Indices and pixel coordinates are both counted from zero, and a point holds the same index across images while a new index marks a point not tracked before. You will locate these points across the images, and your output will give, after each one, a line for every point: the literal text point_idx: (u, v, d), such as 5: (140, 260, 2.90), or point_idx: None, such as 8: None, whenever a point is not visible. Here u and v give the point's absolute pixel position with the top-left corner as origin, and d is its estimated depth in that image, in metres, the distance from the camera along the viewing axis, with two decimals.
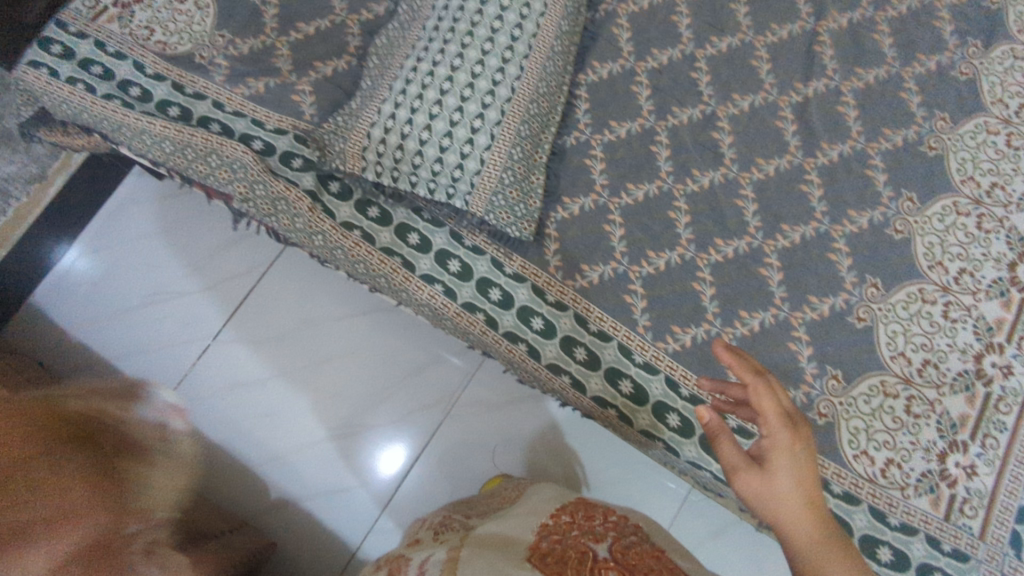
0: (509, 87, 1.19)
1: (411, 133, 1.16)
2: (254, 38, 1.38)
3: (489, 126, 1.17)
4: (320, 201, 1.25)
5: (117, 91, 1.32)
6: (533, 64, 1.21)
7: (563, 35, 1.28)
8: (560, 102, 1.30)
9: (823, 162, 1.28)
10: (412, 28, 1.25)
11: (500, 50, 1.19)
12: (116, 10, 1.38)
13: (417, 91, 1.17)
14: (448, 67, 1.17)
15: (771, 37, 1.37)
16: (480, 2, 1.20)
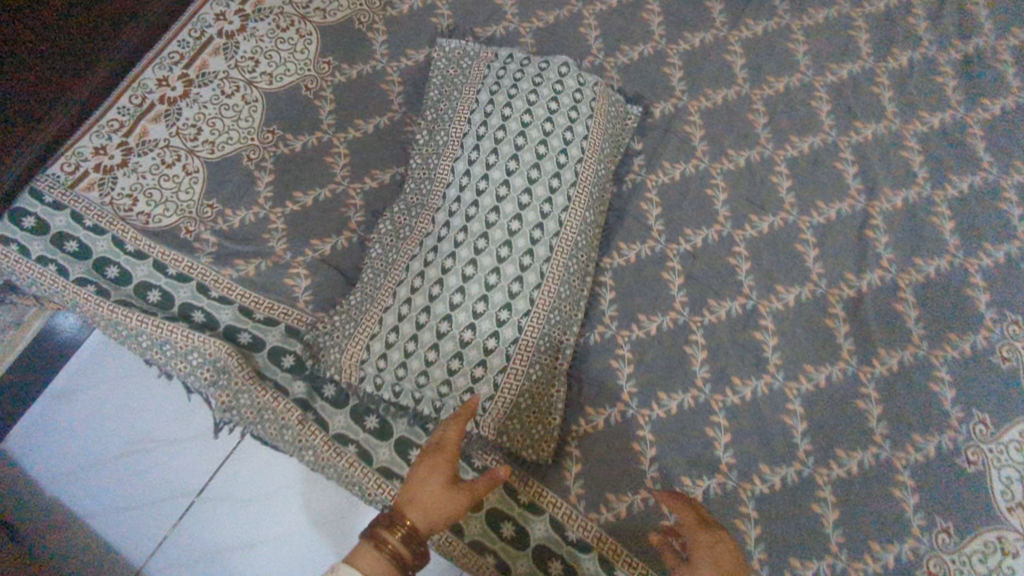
0: (528, 298, 1.05)
1: (416, 348, 1.01)
2: (245, 209, 1.25)
3: (504, 346, 1.02)
4: (311, 409, 1.12)
5: (92, 271, 1.19)
6: (555, 268, 1.08)
7: (588, 229, 1.15)
8: (582, 297, 1.16)
9: (880, 371, 1.13)
10: (421, 218, 1.12)
11: (518, 255, 1.05)
12: (98, 176, 1.27)
13: (428, 293, 1.03)
14: (462, 268, 1.04)
15: (818, 216, 1.24)
16: (497, 198, 1.07)
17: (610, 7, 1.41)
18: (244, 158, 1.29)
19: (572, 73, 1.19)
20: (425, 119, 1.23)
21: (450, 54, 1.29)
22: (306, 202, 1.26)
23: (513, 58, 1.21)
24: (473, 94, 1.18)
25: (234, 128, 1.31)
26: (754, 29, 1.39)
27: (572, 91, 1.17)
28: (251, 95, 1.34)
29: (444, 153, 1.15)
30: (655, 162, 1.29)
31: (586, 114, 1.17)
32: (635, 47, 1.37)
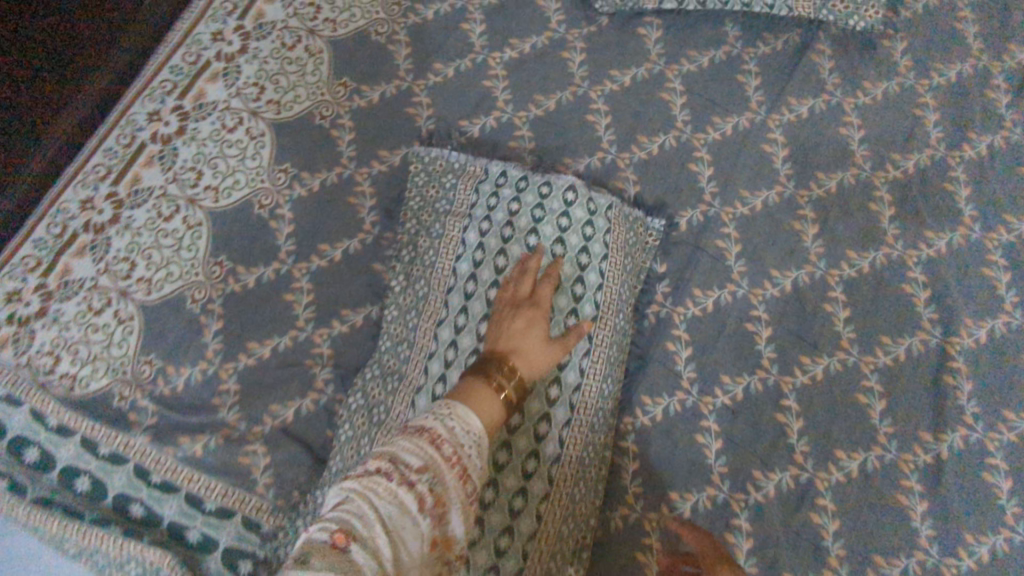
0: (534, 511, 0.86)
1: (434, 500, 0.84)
2: (191, 365, 1.04)
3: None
4: None
5: (7, 455, 0.96)
6: (566, 464, 0.90)
7: (608, 389, 0.96)
8: (601, 484, 0.97)
9: (971, 564, 0.91)
10: (399, 394, 0.92)
11: (521, 458, 0.89)
12: (11, 330, 1.04)
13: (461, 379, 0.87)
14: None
15: (884, 358, 1.03)
16: None
17: (623, 85, 1.17)
18: (186, 300, 1.07)
19: (577, 201, 0.99)
20: (401, 261, 1.02)
21: (430, 169, 1.08)
22: (263, 354, 1.05)
23: (507, 181, 1.02)
24: (459, 230, 1.00)
25: (173, 260, 1.08)
26: (799, 110, 1.15)
27: (580, 224, 0.97)
28: (194, 218, 1.10)
29: (427, 305, 0.96)
30: (683, 289, 1.07)
31: (601, 251, 0.96)
32: (654, 139, 1.14)
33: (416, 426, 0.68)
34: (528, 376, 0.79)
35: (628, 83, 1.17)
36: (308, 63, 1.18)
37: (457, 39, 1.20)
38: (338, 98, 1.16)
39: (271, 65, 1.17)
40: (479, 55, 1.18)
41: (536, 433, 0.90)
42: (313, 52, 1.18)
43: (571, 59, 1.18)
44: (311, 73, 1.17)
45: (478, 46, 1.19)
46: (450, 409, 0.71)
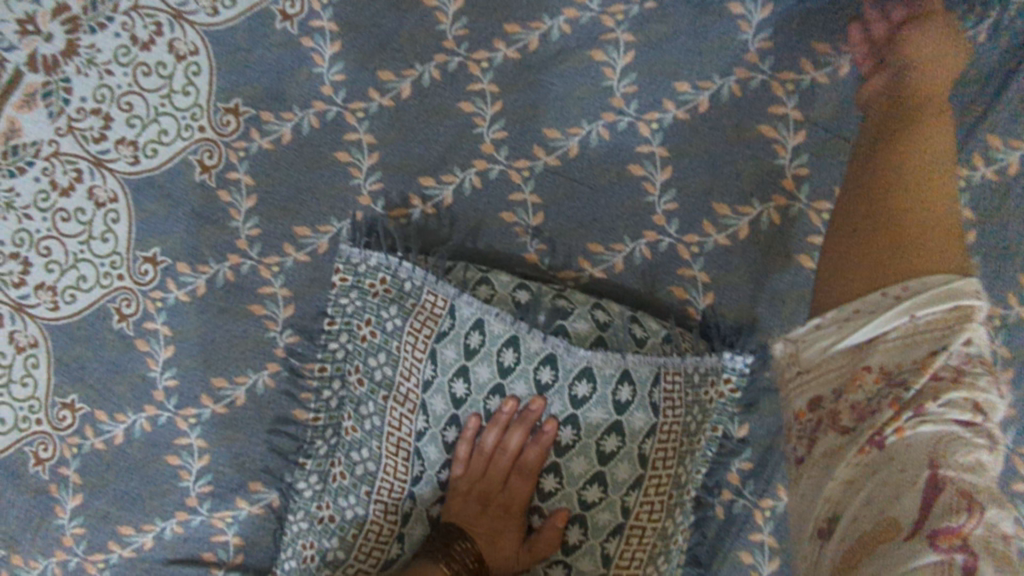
0: None
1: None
2: (45, 557, 0.74)
3: None
4: None
5: None
6: None
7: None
8: None
9: None
10: None
11: None
12: None
13: None
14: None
15: None
16: None
17: (698, 110, 0.67)
18: (28, 461, 0.74)
19: (596, 393, 0.59)
20: (316, 455, 0.65)
21: (367, 290, 0.64)
22: (143, 542, 0.73)
23: (484, 341, 0.60)
24: (406, 423, 0.61)
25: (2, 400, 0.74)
26: (1007, 160, 0.64)
27: (597, 432, 0.59)
28: (25, 335, 0.74)
29: (364, 543, 0.63)
30: (769, 471, 0.66)
31: (630, 476, 0.58)
32: (744, 211, 0.67)
33: None
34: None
35: (705, 105, 0.67)
36: (174, 74, 0.72)
37: (415, 23, 0.70)
38: (225, 134, 0.72)
39: (116, 78, 0.73)
40: (454, 56, 0.69)
41: None
42: (181, 53, 0.72)
43: (609, 63, 0.68)
44: (180, 91, 0.72)
45: (452, 38, 0.69)
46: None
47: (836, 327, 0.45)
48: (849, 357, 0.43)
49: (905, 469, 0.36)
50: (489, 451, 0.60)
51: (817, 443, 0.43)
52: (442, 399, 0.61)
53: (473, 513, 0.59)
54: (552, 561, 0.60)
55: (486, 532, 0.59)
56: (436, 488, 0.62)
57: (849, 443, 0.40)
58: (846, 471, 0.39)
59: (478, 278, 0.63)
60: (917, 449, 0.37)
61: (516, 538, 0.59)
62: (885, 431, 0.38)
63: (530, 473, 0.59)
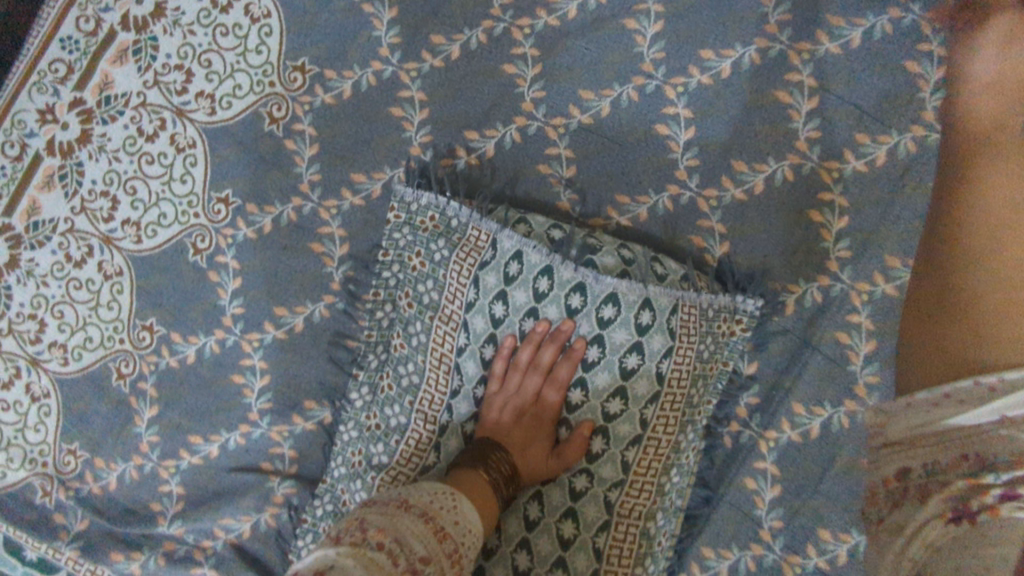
0: None
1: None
2: (125, 460, 0.84)
3: None
4: None
5: None
6: None
7: (652, 562, 0.68)
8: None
9: None
10: None
11: None
12: None
13: None
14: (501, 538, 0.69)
15: None
16: None
17: (721, 76, 0.74)
18: (112, 375, 0.84)
19: (620, 317, 0.67)
20: (367, 369, 0.75)
21: (417, 226, 0.72)
22: (209, 451, 0.83)
23: (522, 269, 0.68)
24: (451, 341, 0.71)
25: (90, 321, 0.84)
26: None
27: (620, 351, 0.67)
28: (112, 265, 0.84)
29: (408, 447, 0.71)
30: (773, 406, 0.73)
31: (649, 391, 0.66)
32: (759, 168, 0.73)
33: (419, 508, 0.55)
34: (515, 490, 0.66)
35: (727, 71, 0.73)
36: (249, 34, 0.81)
37: None
38: (293, 90, 0.81)
39: (198, 37, 0.82)
40: (500, 22, 0.77)
41: None
42: (255, 16, 0.81)
43: (641, 31, 0.74)
44: (254, 51, 0.81)
45: (498, 6, 0.77)
46: (452, 500, 0.58)
47: (924, 410, 0.47)
48: (942, 440, 0.45)
49: (998, 541, 0.38)
50: (523, 368, 0.67)
51: (899, 509, 0.46)
52: (483, 321, 0.69)
53: (508, 425, 0.67)
54: (576, 469, 0.68)
55: (518, 440, 0.66)
56: (472, 400, 0.70)
57: (925, 512, 0.43)
58: (933, 537, 0.42)
59: (517, 217, 0.72)
60: (1012, 532, 0.38)
61: (546, 446, 0.67)
62: (978, 509, 0.41)
63: (559, 386, 0.68)
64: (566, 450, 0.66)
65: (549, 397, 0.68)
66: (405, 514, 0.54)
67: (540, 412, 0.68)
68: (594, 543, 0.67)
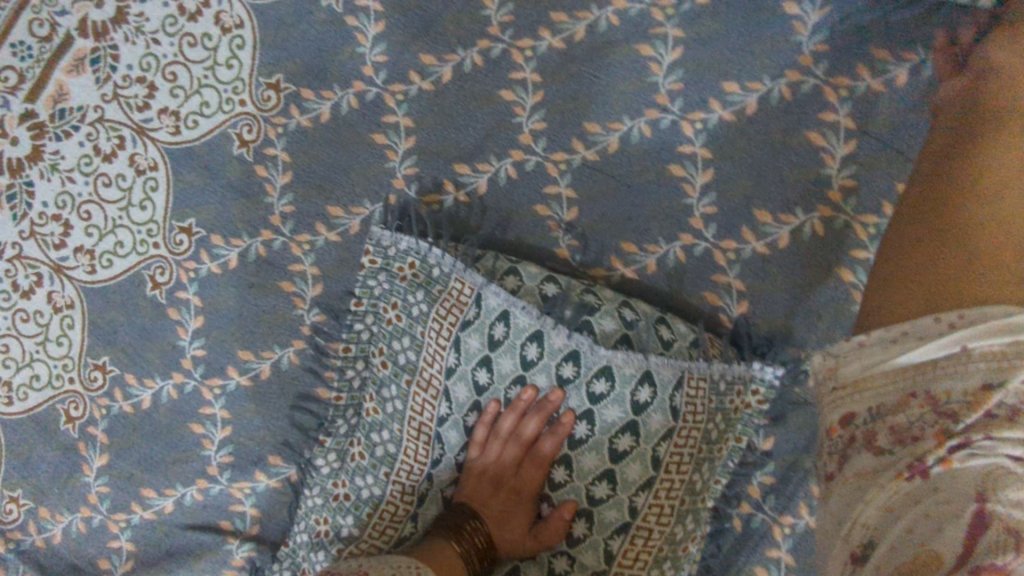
0: None
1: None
2: (71, 511, 0.76)
3: None
4: None
5: None
6: None
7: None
8: None
9: None
10: None
11: None
12: None
13: None
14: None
15: None
16: None
17: (746, 112, 0.65)
18: (59, 418, 0.76)
19: (615, 393, 0.58)
20: (336, 434, 0.66)
21: (395, 273, 0.64)
22: (163, 506, 0.75)
23: (508, 332, 0.59)
24: (425, 407, 0.62)
25: (37, 357, 0.76)
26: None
27: (612, 430, 0.58)
28: (63, 296, 0.76)
29: (376, 527, 0.62)
30: (792, 489, 0.64)
31: (643, 477, 0.57)
32: (786, 219, 0.64)
33: None
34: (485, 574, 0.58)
35: (753, 107, 0.65)
36: (218, 46, 0.73)
37: (461, 7, 0.69)
38: (265, 110, 0.72)
39: (162, 47, 0.73)
40: (497, 42, 0.68)
41: None
42: (226, 25, 0.72)
43: (656, 58, 0.66)
44: (223, 64, 0.73)
45: (497, 25, 0.68)
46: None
47: (882, 347, 0.40)
48: (894, 377, 0.38)
49: (946, 508, 0.32)
50: (506, 434, 0.59)
51: (846, 462, 0.39)
52: (463, 387, 0.61)
53: (484, 496, 0.60)
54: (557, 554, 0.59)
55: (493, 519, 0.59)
56: (449, 473, 0.62)
57: (882, 467, 0.36)
58: (885, 496, 0.35)
59: (507, 267, 0.63)
60: (965, 481, 0.32)
61: (522, 528, 0.58)
62: (929, 461, 0.34)
63: (543, 461, 0.59)
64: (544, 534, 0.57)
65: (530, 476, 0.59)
66: None
67: (522, 487, 0.59)
68: None
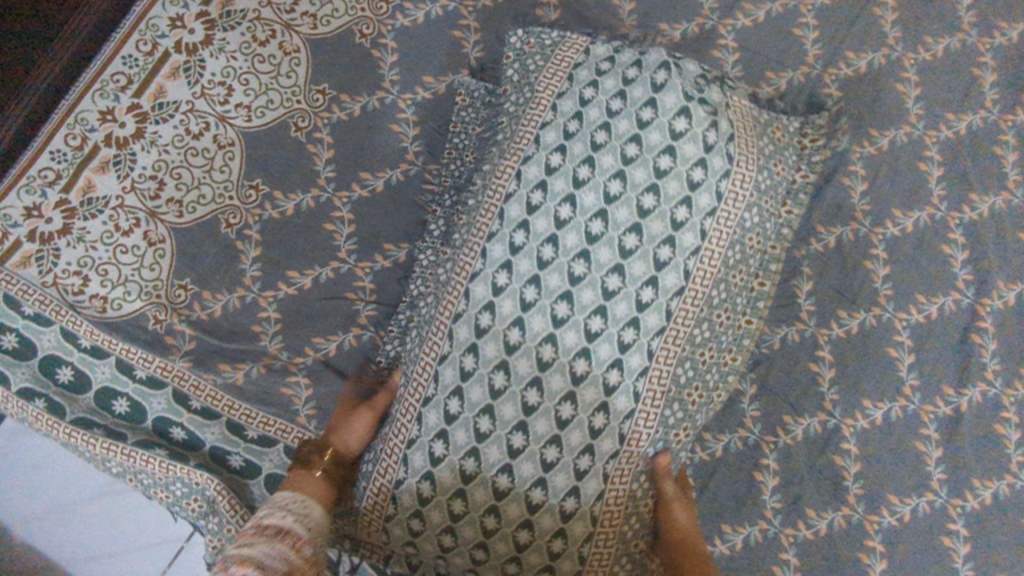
0: (615, 439, 0.84)
1: (408, 484, 0.85)
2: (229, 291, 1.03)
3: (599, 465, 0.84)
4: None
5: (38, 375, 0.98)
6: (647, 410, 0.86)
7: (652, 309, 0.86)
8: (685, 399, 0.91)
9: (974, 506, 1.00)
10: (430, 337, 0.89)
11: (559, 415, 0.84)
12: (35, 247, 1.01)
13: (496, 355, 0.85)
14: (533, 351, 0.84)
15: (917, 315, 1.07)
16: (536, 355, 0.84)
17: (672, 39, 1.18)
18: (221, 224, 1.04)
19: (622, 126, 0.91)
20: (444, 207, 1.04)
21: (477, 106, 1.08)
22: (304, 284, 1.04)
23: (580, 125, 0.91)
24: (513, 171, 0.91)
25: (205, 181, 1.05)
26: (955, 401, 1.04)
27: (656, 152, 0.90)
28: (226, 137, 1.06)
29: (460, 260, 0.91)
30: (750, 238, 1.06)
31: (694, 156, 0.90)
32: None
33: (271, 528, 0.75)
34: (553, 270, 0.86)
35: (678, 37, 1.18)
36: None
37: None
38: (379, 15, 1.12)
39: None
40: None
41: (588, 329, 0.85)
42: None
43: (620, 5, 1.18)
44: None
45: None
46: (304, 506, 0.82)
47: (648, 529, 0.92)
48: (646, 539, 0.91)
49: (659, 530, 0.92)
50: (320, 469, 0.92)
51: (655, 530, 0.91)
52: (560, 180, 0.89)
53: (563, 224, 0.87)
54: (619, 241, 0.87)
55: (572, 238, 0.87)
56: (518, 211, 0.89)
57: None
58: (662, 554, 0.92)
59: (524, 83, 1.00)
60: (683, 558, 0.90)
61: (577, 241, 0.87)
62: None
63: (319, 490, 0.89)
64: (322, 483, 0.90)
65: (575, 230, 0.87)
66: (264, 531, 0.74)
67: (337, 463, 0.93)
68: (649, 261, 0.86)
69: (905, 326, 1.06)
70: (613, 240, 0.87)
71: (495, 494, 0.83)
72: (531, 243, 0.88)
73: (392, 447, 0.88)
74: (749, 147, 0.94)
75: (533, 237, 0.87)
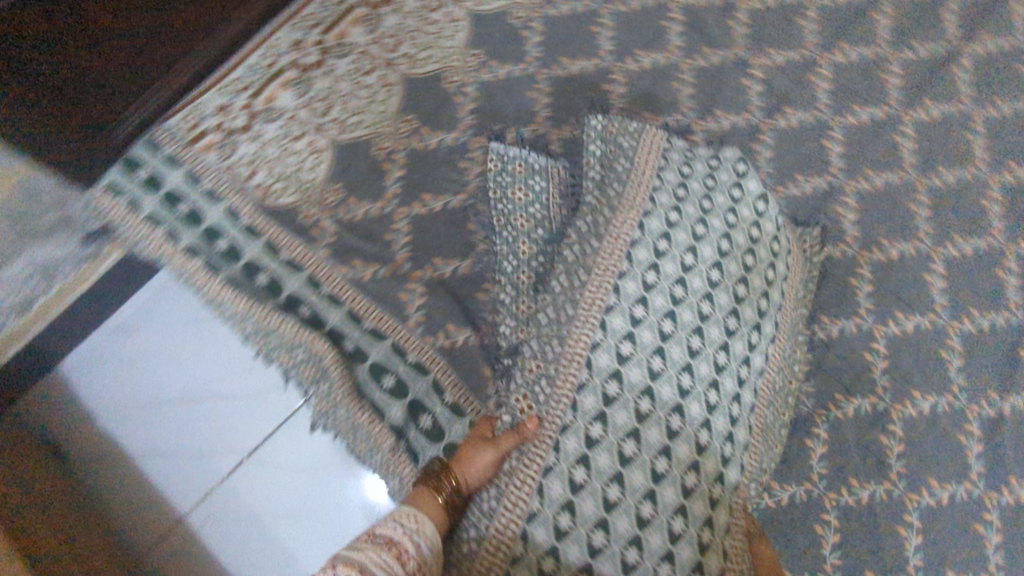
0: (736, 460, 1.04)
1: (550, 509, 0.95)
2: (371, 202, 1.20)
3: (728, 487, 1.03)
4: (404, 440, 1.08)
5: (202, 240, 1.14)
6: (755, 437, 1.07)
7: (756, 352, 1.10)
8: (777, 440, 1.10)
9: (1009, 500, 1.08)
10: (569, 358, 1.02)
11: (697, 429, 1.02)
12: (218, 137, 1.20)
13: (644, 378, 1.02)
14: (673, 379, 1.03)
15: (969, 325, 1.18)
16: (678, 376, 1.03)
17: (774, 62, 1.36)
18: (373, 146, 1.22)
19: (720, 204, 1.18)
20: (507, 274, 1.14)
21: (512, 171, 1.21)
22: (433, 207, 1.20)
23: (689, 195, 1.17)
24: (637, 223, 1.11)
25: (366, 109, 1.24)
26: (998, 405, 1.13)
27: (750, 227, 1.18)
28: (390, 77, 1.26)
29: (585, 295, 1.06)
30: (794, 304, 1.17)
31: (773, 233, 1.19)
32: (793, 111, 1.33)
33: (384, 538, 0.82)
34: (691, 313, 1.07)
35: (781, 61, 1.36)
36: None
37: None
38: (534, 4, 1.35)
39: None
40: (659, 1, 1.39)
41: (716, 363, 1.06)
42: None
43: (733, 29, 1.38)
44: None
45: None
46: (417, 521, 0.87)
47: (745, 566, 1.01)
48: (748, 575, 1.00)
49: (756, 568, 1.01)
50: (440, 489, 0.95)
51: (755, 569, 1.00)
52: (681, 233, 1.12)
53: (692, 275, 1.09)
54: (737, 299, 1.10)
55: (703, 289, 1.09)
56: (648, 254, 1.09)
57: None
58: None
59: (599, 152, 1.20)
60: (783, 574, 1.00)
61: (704, 288, 1.09)
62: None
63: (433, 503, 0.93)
64: (438, 505, 0.93)
65: (698, 277, 1.10)
66: (372, 542, 0.81)
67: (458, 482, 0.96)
68: (753, 314, 1.11)
69: (957, 333, 1.18)
70: (730, 294, 1.10)
71: (641, 521, 0.96)
72: (661, 282, 1.08)
73: (543, 435, 0.99)
74: (800, 237, 1.25)
75: (663, 277, 1.08)
